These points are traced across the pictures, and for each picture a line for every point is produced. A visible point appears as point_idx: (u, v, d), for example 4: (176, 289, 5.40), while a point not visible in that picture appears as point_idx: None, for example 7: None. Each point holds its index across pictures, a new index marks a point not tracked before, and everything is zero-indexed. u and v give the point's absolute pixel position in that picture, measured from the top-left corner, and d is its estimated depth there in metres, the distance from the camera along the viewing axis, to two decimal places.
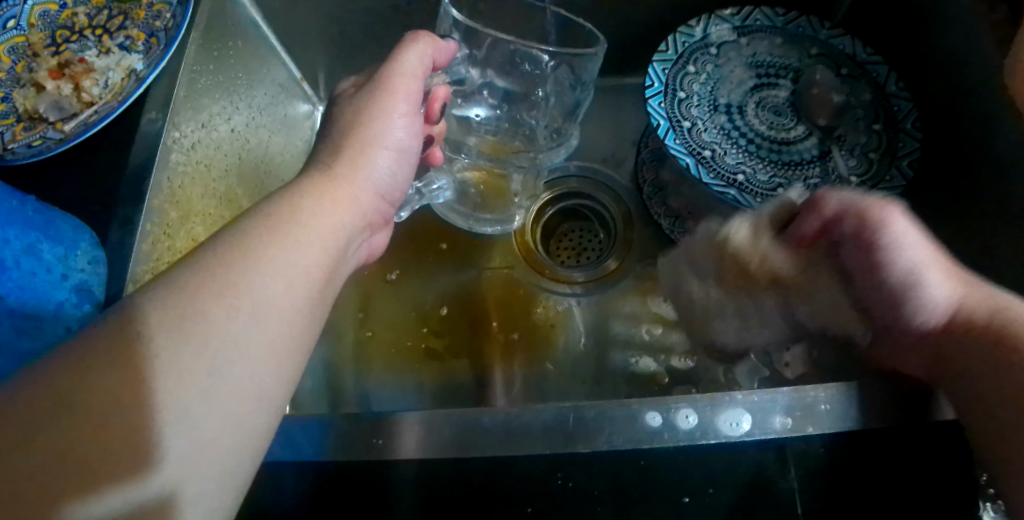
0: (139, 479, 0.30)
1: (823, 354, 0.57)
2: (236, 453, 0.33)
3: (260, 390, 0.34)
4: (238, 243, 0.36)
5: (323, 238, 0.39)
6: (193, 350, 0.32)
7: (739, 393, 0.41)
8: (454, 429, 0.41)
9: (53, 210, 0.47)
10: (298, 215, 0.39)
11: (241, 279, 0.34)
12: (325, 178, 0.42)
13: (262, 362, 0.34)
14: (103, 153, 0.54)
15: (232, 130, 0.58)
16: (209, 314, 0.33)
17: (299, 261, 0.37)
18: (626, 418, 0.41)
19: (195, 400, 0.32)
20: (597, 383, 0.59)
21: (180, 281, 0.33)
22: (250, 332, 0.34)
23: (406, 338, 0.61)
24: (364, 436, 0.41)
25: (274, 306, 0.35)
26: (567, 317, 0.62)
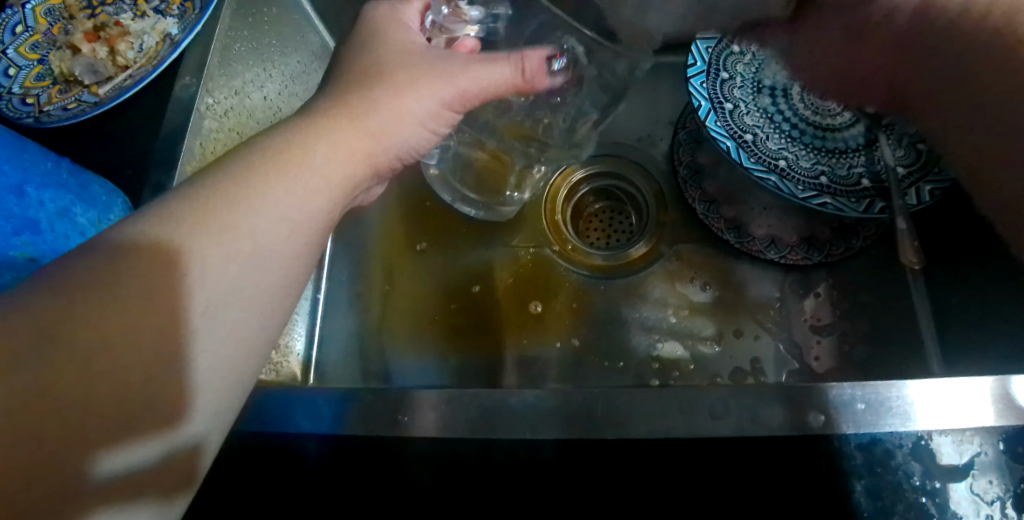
0: (169, 429, 0.31)
1: (853, 348, 0.56)
2: (229, 392, 0.34)
3: (254, 330, 0.35)
4: (237, 178, 0.35)
5: (331, 189, 0.38)
6: (206, 297, 0.32)
7: (774, 386, 0.40)
8: (471, 409, 0.41)
9: (86, 174, 0.47)
10: (300, 157, 0.37)
11: (233, 215, 0.34)
12: (336, 120, 0.40)
13: (257, 308, 0.34)
14: (136, 116, 0.54)
15: (265, 98, 0.57)
16: (207, 251, 0.33)
17: (304, 207, 0.37)
18: (658, 408, 0.40)
19: (191, 337, 0.32)
20: (618, 365, 0.59)
21: (183, 214, 0.33)
22: (250, 276, 0.34)
23: (431, 312, 0.61)
24: (386, 412, 0.41)
25: (270, 252, 0.35)
26: (591, 298, 0.61)
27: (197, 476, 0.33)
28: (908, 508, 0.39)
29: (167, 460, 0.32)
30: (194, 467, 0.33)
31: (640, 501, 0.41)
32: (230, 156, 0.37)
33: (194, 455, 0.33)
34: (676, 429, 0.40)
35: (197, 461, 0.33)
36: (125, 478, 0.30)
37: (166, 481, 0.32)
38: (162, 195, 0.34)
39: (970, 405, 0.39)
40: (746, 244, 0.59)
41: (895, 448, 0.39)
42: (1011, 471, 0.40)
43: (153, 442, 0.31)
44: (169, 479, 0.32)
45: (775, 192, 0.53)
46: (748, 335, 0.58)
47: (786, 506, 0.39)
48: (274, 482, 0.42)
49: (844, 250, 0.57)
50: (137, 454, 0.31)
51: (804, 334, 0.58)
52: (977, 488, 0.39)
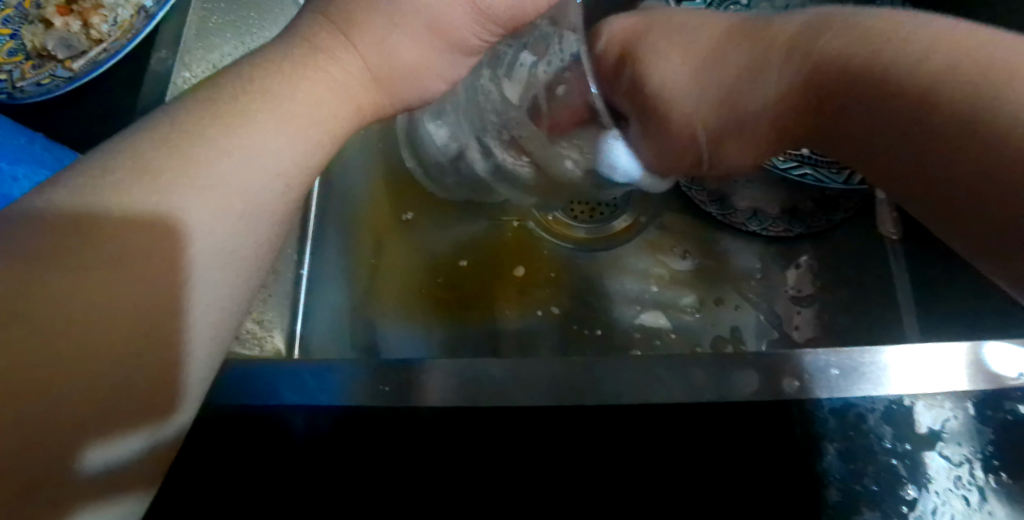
0: (158, 416, 0.29)
1: (834, 318, 0.57)
2: (216, 347, 0.32)
3: (242, 281, 0.32)
4: (223, 124, 0.31)
5: (326, 136, 0.35)
6: (190, 266, 0.29)
7: (750, 353, 0.42)
8: (462, 379, 0.42)
9: (63, 148, 0.46)
10: (289, 101, 0.33)
11: (210, 168, 0.30)
12: (309, 59, 0.35)
13: (238, 269, 0.31)
14: (112, 91, 0.53)
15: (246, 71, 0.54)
16: (197, 206, 0.29)
17: (297, 159, 0.33)
18: (636, 374, 0.42)
19: (181, 294, 0.29)
20: (598, 333, 0.60)
21: (162, 177, 0.29)
22: (242, 231, 0.31)
23: (420, 285, 0.61)
24: (385, 384, 0.42)
25: (257, 210, 0.32)
26: (573, 271, 0.62)
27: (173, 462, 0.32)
28: (878, 470, 0.40)
29: (149, 454, 0.30)
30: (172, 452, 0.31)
31: (626, 475, 0.40)
32: (209, 93, 0.33)
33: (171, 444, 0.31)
34: (656, 395, 0.41)
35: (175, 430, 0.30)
36: (106, 472, 0.28)
37: (143, 473, 0.30)
38: (132, 135, 0.31)
39: (945, 371, 0.41)
40: (729, 217, 0.60)
41: (868, 412, 0.40)
42: (981, 435, 0.41)
43: (141, 433, 0.29)
44: (148, 470, 0.30)
45: None
46: (729, 304, 0.59)
47: (765, 468, 0.40)
48: (253, 464, 0.40)
49: (826, 222, 0.58)
50: (122, 446, 0.28)
51: (785, 305, 0.59)
52: (946, 451, 0.41)
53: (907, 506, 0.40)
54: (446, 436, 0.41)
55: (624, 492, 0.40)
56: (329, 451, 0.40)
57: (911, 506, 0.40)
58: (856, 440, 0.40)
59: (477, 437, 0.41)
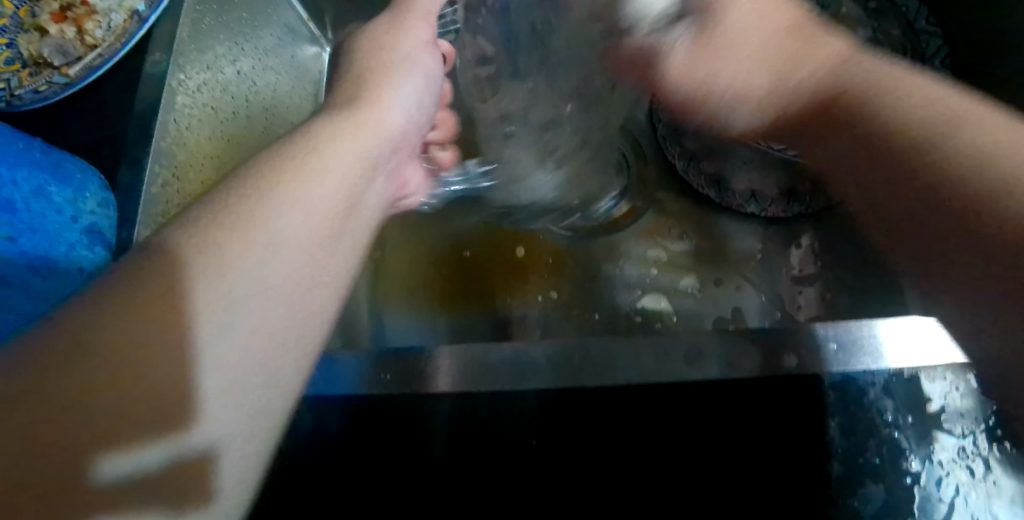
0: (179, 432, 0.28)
1: (836, 296, 0.57)
2: (259, 386, 0.31)
3: (284, 316, 0.32)
4: (249, 179, 0.33)
5: (347, 178, 0.36)
6: (244, 305, 0.30)
7: (748, 329, 0.42)
8: (466, 365, 0.42)
9: (61, 153, 0.47)
10: (304, 151, 0.35)
11: (260, 216, 0.32)
12: (343, 117, 0.39)
13: (287, 300, 0.32)
14: (111, 95, 0.53)
15: (239, 73, 0.57)
16: (227, 242, 0.31)
17: (320, 195, 0.34)
18: (635, 355, 0.42)
19: (215, 326, 0.29)
20: (596, 318, 0.60)
21: (221, 229, 0.31)
22: (274, 263, 0.32)
23: (422, 276, 0.62)
24: (402, 371, 0.42)
25: (307, 251, 0.33)
26: (569, 257, 0.62)
27: (218, 494, 0.30)
28: (882, 443, 0.41)
29: (175, 473, 0.28)
30: (212, 482, 0.29)
31: (621, 450, 0.42)
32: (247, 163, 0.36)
33: (208, 468, 0.29)
34: (658, 375, 0.41)
35: (214, 469, 0.29)
36: (129, 489, 0.27)
37: (183, 497, 0.28)
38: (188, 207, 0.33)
39: (938, 345, 0.40)
40: (726, 199, 0.59)
41: (868, 386, 0.41)
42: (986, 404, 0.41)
43: (162, 446, 0.28)
44: (188, 496, 0.28)
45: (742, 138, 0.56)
46: (730, 284, 0.60)
47: (762, 438, 0.41)
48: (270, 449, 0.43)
49: (823, 201, 0.57)
50: (146, 459, 0.27)
51: (787, 286, 0.59)
52: (949, 423, 0.41)
53: (909, 478, 0.40)
54: (470, 421, 0.42)
55: (638, 475, 0.42)
56: (357, 444, 0.43)
57: (915, 477, 0.40)
58: (851, 412, 0.41)
59: (494, 422, 0.42)
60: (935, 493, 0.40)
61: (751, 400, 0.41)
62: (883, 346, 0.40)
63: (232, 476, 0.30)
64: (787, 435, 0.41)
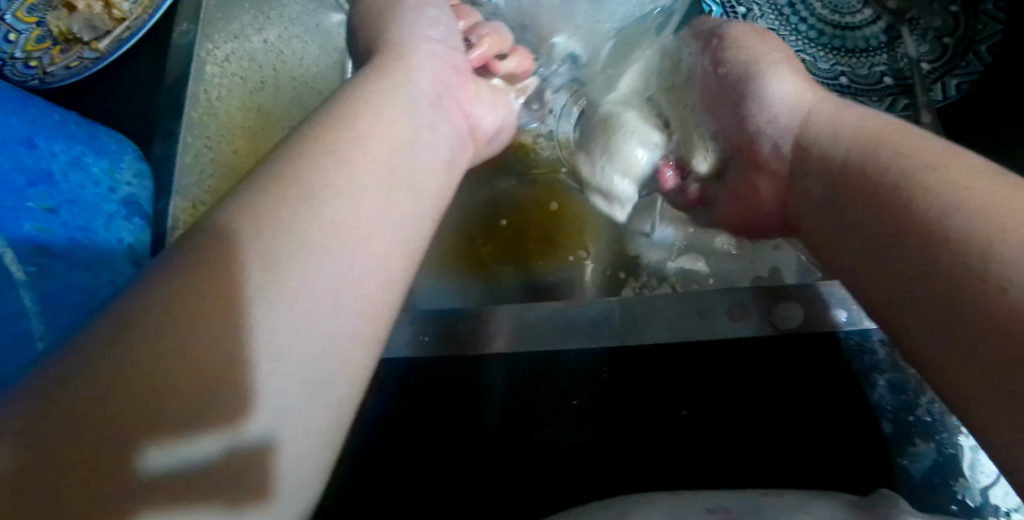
0: (236, 420, 0.26)
1: None
2: (322, 349, 0.28)
3: (338, 268, 0.29)
4: (289, 144, 0.32)
5: (388, 128, 0.35)
6: (291, 263, 0.28)
7: (792, 287, 0.42)
8: (519, 323, 0.44)
9: (96, 124, 0.48)
10: (340, 109, 0.34)
11: (304, 175, 0.31)
12: (379, 76, 0.38)
13: (338, 252, 0.30)
14: (140, 68, 0.54)
15: (264, 41, 0.57)
16: (267, 204, 0.29)
17: (359, 145, 0.33)
18: (672, 312, 0.42)
19: (263, 280, 0.28)
20: (620, 275, 0.60)
21: (265, 191, 0.30)
22: (318, 214, 0.30)
23: (458, 244, 0.63)
24: (456, 331, 0.44)
25: (357, 205, 0.31)
26: (596, 218, 0.62)
27: (280, 490, 0.27)
28: (934, 402, 0.40)
29: (233, 462, 0.26)
30: (272, 476, 0.27)
31: (660, 411, 0.41)
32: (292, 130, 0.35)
33: (272, 456, 0.27)
34: (698, 334, 0.42)
35: (272, 465, 0.27)
36: (185, 480, 0.24)
37: (238, 488, 0.26)
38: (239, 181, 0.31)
39: None
40: None
41: None
42: None
43: (218, 437, 0.25)
44: (247, 487, 0.26)
45: None
46: (767, 245, 0.58)
47: (798, 396, 0.41)
48: None
49: None
50: (200, 450, 0.25)
51: None
52: None
53: (962, 436, 0.39)
54: (518, 387, 0.43)
55: (676, 433, 0.41)
56: (396, 420, 0.43)
57: (968, 434, 0.39)
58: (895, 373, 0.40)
59: (540, 386, 0.43)
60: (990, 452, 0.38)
61: (788, 352, 0.41)
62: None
63: (296, 466, 0.27)
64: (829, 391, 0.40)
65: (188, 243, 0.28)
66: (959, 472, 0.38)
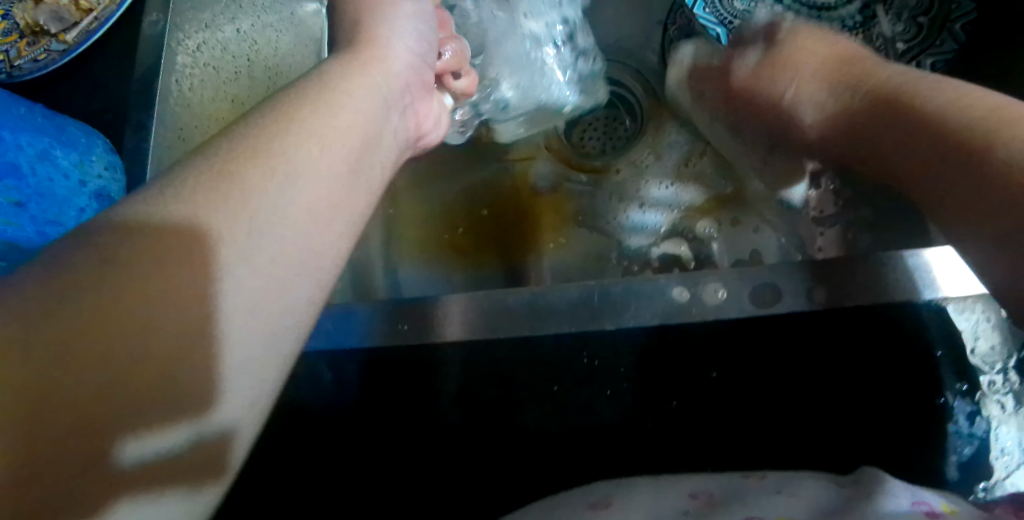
0: (202, 411, 0.25)
1: (859, 237, 0.56)
2: (279, 334, 0.28)
3: (305, 255, 0.29)
4: (261, 115, 0.30)
5: (363, 115, 0.34)
6: (261, 246, 0.27)
7: (766, 267, 0.41)
8: (482, 309, 0.43)
9: (63, 117, 0.47)
10: (318, 87, 0.33)
11: (266, 150, 0.29)
12: (353, 61, 0.36)
13: (306, 239, 0.29)
14: (112, 59, 0.53)
15: (237, 32, 0.55)
16: (243, 176, 0.27)
17: (338, 127, 0.32)
18: (651, 294, 0.42)
19: (237, 257, 0.26)
20: (601, 261, 0.62)
21: (233, 164, 0.27)
22: (293, 196, 0.29)
23: (441, 233, 0.64)
24: (397, 327, 0.43)
25: (330, 192, 0.30)
26: (574, 203, 0.64)
27: (231, 469, 0.28)
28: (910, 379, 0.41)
29: (197, 454, 0.26)
30: (227, 459, 0.27)
31: (649, 391, 0.43)
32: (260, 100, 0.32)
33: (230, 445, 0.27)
34: (682, 318, 0.41)
35: (229, 451, 0.27)
36: (151, 472, 0.24)
37: (196, 474, 0.26)
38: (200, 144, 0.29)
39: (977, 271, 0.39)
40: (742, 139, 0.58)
41: (899, 320, 0.40)
42: (1013, 339, 0.40)
43: (187, 428, 0.25)
44: (205, 472, 0.26)
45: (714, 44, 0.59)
46: (748, 226, 0.59)
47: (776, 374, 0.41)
48: (297, 423, 0.45)
49: None
50: (167, 440, 0.25)
51: (808, 228, 0.58)
52: (978, 359, 0.40)
53: (937, 413, 0.40)
54: (476, 374, 0.43)
55: (656, 414, 0.43)
56: (368, 400, 0.44)
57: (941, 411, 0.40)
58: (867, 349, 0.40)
59: (513, 369, 0.43)
60: (965, 427, 0.40)
61: (758, 330, 0.41)
62: (935, 277, 0.39)
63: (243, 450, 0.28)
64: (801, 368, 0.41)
65: (128, 210, 0.26)
66: (942, 451, 0.40)
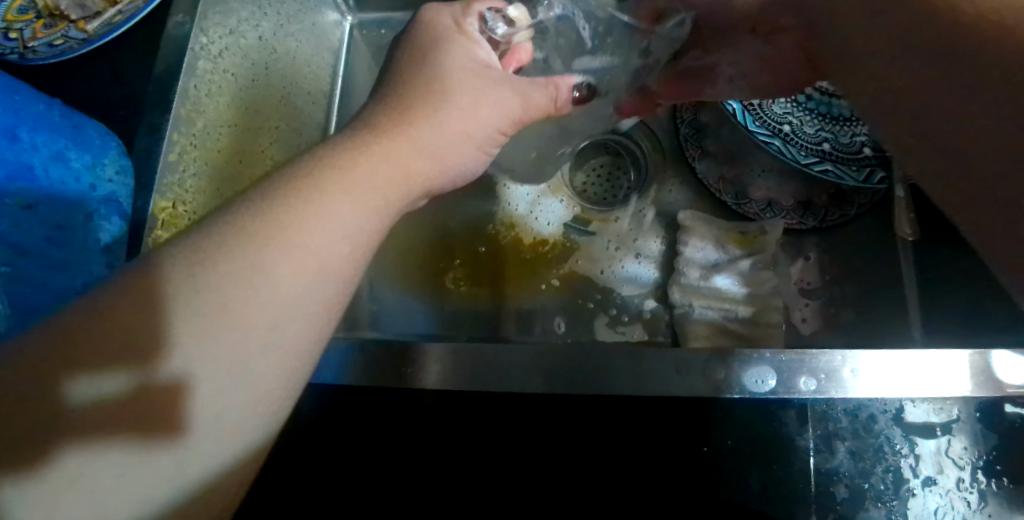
0: (151, 361, 0.30)
1: (841, 312, 0.58)
2: (271, 390, 0.33)
3: (308, 336, 0.35)
4: (303, 198, 0.35)
5: (386, 207, 0.39)
6: (264, 335, 0.32)
7: (768, 350, 0.41)
8: (464, 358, 0.43)
9: (80, 116, 0.48)
10: (363, 176, 0.38)
11: (294, 226, 0.34)
12: (395, 145, 0.40)
13: (315, 328, 0.35)
14: (126, 55, 0.52)
15: (260, 38, 0.56)
16: (272, 266, 0.33)
17: (363, 224, 0.37)
18: (633, 370, 0.41)
19: (249, 337, 0.32)
20: (589, 306, 0.63)
21: (259, 252, 0.33)
22: (312, 293, 0.34)
23: (438, 261, 0.65)
24: (392, 368, 0.43)
25: (343, 285, 0.36)
26: (571, 252, 0.64)
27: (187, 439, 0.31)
28: (888, 469, 0.42)
29: (140, 398, 0.30)
30: (180, 418, 0.31)
31: (627, 456, 0.43)
32: (300, 167, 0.37)
33: (181, 397, 0.31)
34: (671, 387, 0.41)
35: (183, 399, 0.31)
36: (99, 409, 0.29)
37: (146, 426, 0.30)
38: (233, 206, 0.35)
39: (949, 375, 0.40)
40: (743, 206, 0.61)
41: (879, 413, 0.42)
42: (985, 439, 0.42)
43: (125, 377, 0.30)
44: (156, 429, 0.30)
45: (734, 118, 0.59)
46: (761, 291, 0.59)
47: (763, 454, 0.42)
48: None
49: (839, 216, 0.59)
50: (106, 387, 0.29)
51: (793, 296, 0.60)
52: (952, 454, 0.42)
53: (911, 505, 0.41)
54: (464, 416, 0.44)
55: (639, 481, 0.42)
56: (362, 431, 0.45)
57: (915, 505, 0.41)
58: (843, 436, 0.42)
59: (509, 419, 0.44)
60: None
61: (749, 407, 0.42)
62: (916, 377, 0.40)
63: (202, 426, 0.31)
64: (791, 456, 0.42)
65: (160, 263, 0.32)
66: None
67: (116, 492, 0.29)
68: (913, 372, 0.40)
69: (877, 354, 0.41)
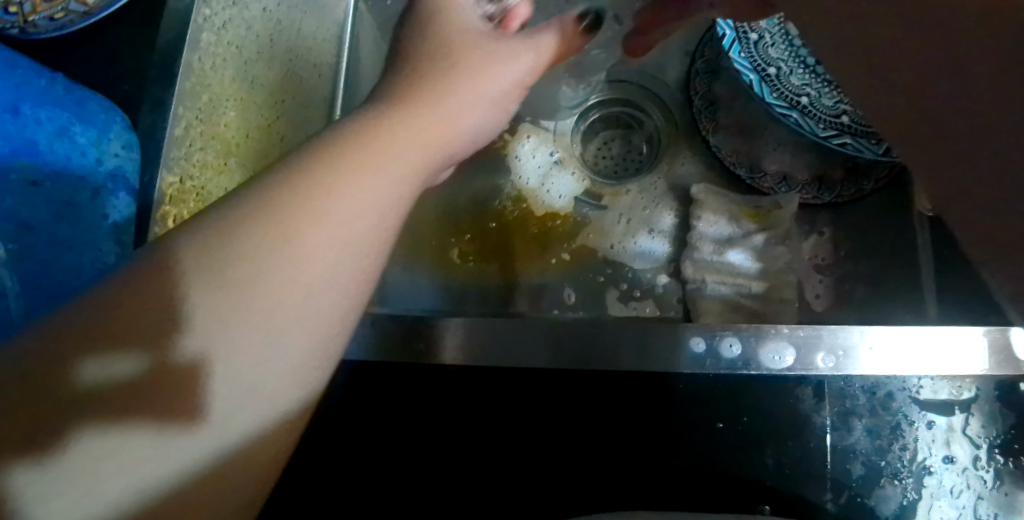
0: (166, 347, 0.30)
1: (853, 289, 0.58)
2: (302, 362, 0.33)
3: (339, 303, 0.34)
4: (326, 164, 0.34)
5: (413, 172, 0.38)
6: (297, 303, 0.32)
7: (785, 326, 0.40)
8: (473, 335, 0.42)
9: (84, 91, 0.48)
10: (388, 142, 0.37)
11: (322, 194, 0.33)
12: (414, 110, 0.39)
13: (346, 295, 0.34)
14: (125, 29, 0.51)
15: (263, 9, 0.55)
16: (300, 233, 0.32)
17: (390, 192, 0.36)
18: (644, 343, 0.41)
19: (279, 305, 0.32)
20: (600, 280, 0.62)
21: (288, 221, 0.32)
22: (343, 260, 0.34)
23: (449, 235, 0.64)
24: (405, 346, 0.42)
25: (373, 253, 0.35)
26: (582, 226, 0.63)
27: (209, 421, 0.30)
28: (905, 447, 0.42)
29: (156, 378, 0.29)
30: (200, 402, 0.30)
31: (640, 431, 0.42)
32: (322, 137, 0.36)
33: (199, 377, 0.30)
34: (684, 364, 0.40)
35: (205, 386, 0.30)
36: (111, 387, 0.29)
37: (164, 408, 0.29)
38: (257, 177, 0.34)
39: (966, 353, 0.39)
40: (758, 180, 0.60)
41: (898, 391, 0.42)
42: (1004, 418, 0.41)
43: (138, 362, 0.29)
44: (170, 414, 0.29)
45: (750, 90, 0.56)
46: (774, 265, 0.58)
47: (778, 431, 0.41)
48: None
49: (855, 191, 0.58)
50: (122, 370, 0.29)
51: (807, 271, 0.60)
52: (970, 433, 0.41)
53: (927, 481, 0.41)
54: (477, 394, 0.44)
55: (650, 458, 0.42)
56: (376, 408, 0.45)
57: (931, 481, 0.41)
58: (858, 412, 0.42)
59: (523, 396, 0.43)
60: (949, 497, 0.41)
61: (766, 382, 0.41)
62: (934, 354, 0.39)
63: (221, 401, 0.31)
64: (807, 432, 0.41)
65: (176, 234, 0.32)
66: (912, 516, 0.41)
67: (132, 475, 0.28)
68: (933, 350, 0.39)
69: (892, 330, 0.40)
